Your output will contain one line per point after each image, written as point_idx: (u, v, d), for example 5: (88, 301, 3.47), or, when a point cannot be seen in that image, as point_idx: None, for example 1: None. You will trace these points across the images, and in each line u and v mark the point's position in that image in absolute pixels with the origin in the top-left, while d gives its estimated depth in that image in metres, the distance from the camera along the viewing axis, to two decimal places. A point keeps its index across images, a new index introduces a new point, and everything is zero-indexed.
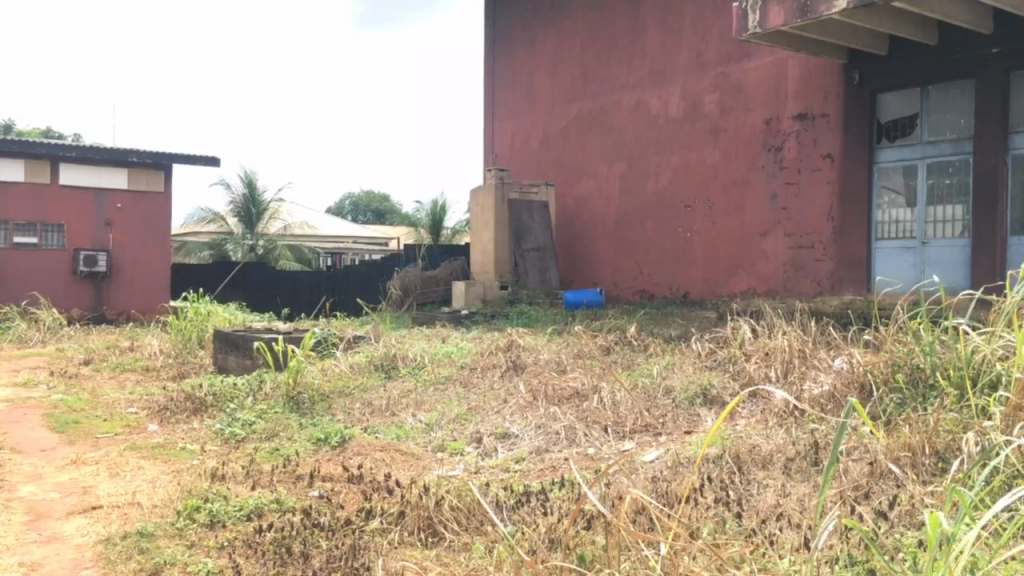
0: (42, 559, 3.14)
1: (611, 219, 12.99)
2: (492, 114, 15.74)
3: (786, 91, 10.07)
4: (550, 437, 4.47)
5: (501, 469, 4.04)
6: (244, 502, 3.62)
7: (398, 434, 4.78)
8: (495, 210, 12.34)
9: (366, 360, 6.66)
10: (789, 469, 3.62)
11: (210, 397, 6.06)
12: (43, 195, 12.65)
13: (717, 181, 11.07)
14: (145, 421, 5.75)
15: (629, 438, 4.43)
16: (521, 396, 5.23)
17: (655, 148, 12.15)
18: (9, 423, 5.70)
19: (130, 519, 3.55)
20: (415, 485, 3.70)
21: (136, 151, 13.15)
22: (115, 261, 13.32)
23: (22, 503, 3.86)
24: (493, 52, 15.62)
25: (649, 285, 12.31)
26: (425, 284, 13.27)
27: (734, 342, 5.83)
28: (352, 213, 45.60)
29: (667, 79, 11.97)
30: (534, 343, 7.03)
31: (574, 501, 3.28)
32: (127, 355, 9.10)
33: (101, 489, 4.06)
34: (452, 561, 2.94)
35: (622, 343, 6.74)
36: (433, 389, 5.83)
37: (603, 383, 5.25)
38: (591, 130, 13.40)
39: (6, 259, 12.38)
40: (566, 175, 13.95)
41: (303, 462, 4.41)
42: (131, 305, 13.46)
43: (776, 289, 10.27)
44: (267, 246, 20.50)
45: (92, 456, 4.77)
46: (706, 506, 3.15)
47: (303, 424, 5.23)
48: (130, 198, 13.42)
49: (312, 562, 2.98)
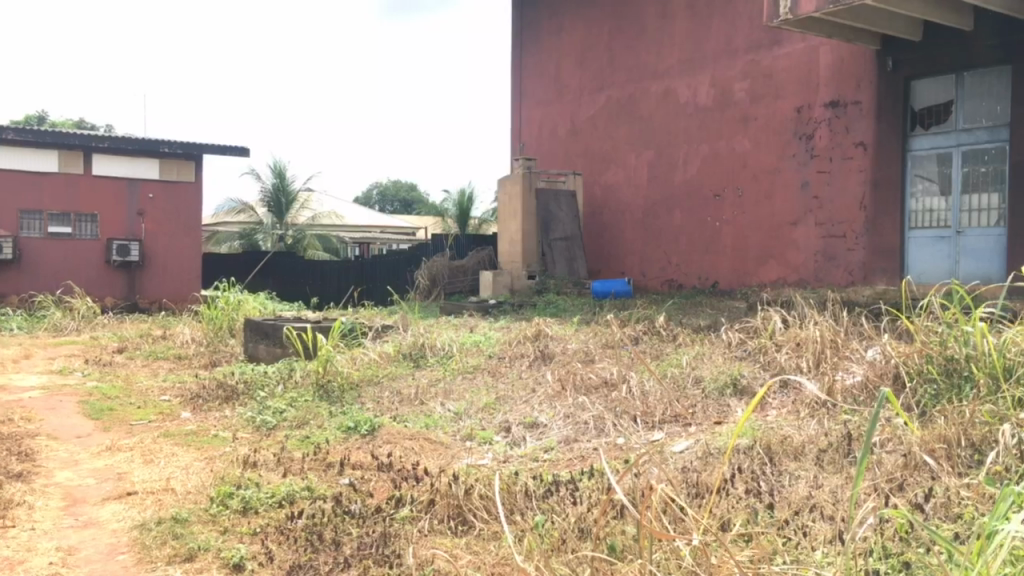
0: (78, 543, 3.20)
1: (638, 209, 12.94)
2: (519, 103, 15.71)
3: (818, 79, 9.97)
4: (579, 426, 4.47)
5: (529, 458, 4.05)
6: (275, 489, 3.66)
7: (427, 422, 4.82)
8: (523, 200, 12.32)
9: (395, 349, 6.70)
10: (821, 460, 3.58)
11: (241, 384, 6.14)
12: (76, 186, 12.82)
13: (747, 170, 10.99)
14: (178, 408, 5.83)
15: (658, 428, 4.42)
16: (549, 385, 5.25)
17: (684, 137, 12.07)
18: (45, 410, 5.80)
19: (164, 504, 3.61)
20: (444, 473, 3.72)
21: (167, 141, 13.25)
22: (148, 251, 13.48)
23: (58, 489, 3.93)
24: (520, 41, 15.58)
25: (677, 274, 12.25)
26: (453, 274, 13.28)
27: (765, 333, 5.79)
28: (380, 203, 45.85)
29: (696, 66, 11.88)
30: (562, 332, 7.04)
31: (604, 491, 3.28)
32: (160, 343, 9.23)
33: (136, 475, 4.12)
34: (481, 549, 2.96)
35: (651, 332, 6.72)
36: (462, 377, 5.88)
37: (631, 372, 5.23)
38: (619, 119, 13.33)
39: (41, 249, 12.58)
40: (593, 164, 13.90)
41: (333, 449, 4.44)
42: (163, 294, 13.61)
43: (806, 278, 10.19)
44: (296, 237, 20.67)
45: (127, 442, 4.84)
46: (737, 497, 3.15)
47: (333, 412, 5.28)
48: (161, 188, 13.56)
49: (344, 549, 3.01)
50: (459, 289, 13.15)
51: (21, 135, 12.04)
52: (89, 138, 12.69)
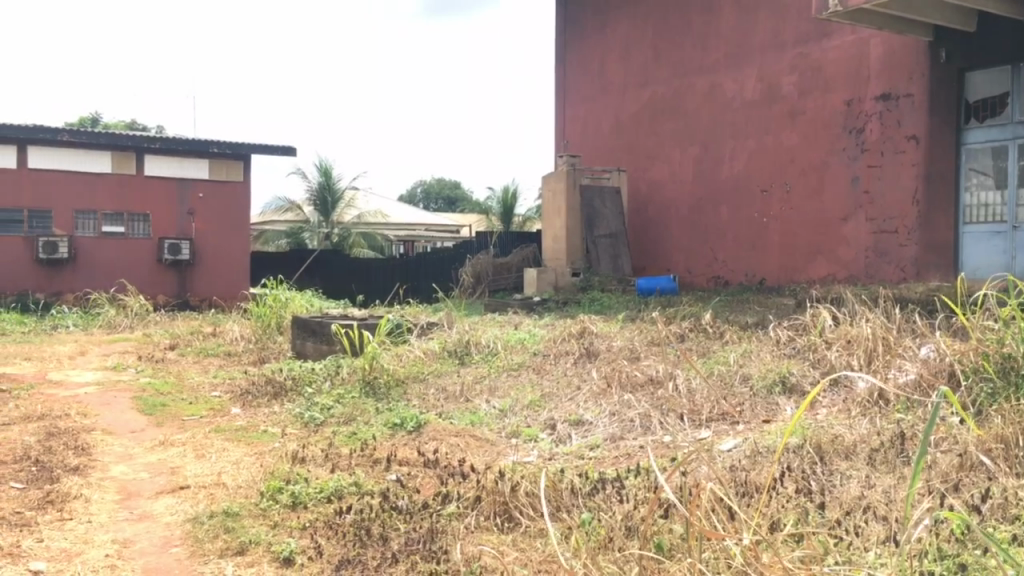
0: (133, 536, 3.27)
1: (684, 205, 12.84)
2: (563, 100, 15.67)
3: (868, 71, 9.78)
4: (625, 424, 4.45)
5: (575, 455, 4.04)
6: (324, 485, 3.70)
7: (473, 419, 4.84)
8: (567, 197, 12.28)
9: (440, 347, 6.74)
10: (873, 460, 3.52)
11: (289, 381, 6.22)
12: (129, 186, 13.11)
13: (795, 165, 10.83)
14: (228, 404, 5.94)
15: (705, 427, 4.38)
16: (594, 382, 5.23)
17: (730, 132, 11.93)
18: (101, 405, 5.94)
19: (216, 498, 3.68)
20: (490, 470, 3.73)
21: (216, 141, 13.48)
22: (198, 249, 13.72)
23: (114, 482, 4.02)
24: (565, 37, 15.53)
25: (724, 271, 12.12)
26: (497, 271, 13.29)
27: (814, 330, 5.72)
28: (424, 200, 46.12)
29: (743, 60, 11.74)
30: (607, 329, 7.01)
31: (651, 489, 3.26)
32: (210, 340, 9.40)
33: (188, 469, 4.20)
34: (528, 546, 2.97)
35: (698, 329, 6.66)
36: (507, 374, 5.89)
37: (678, 369, 5.20)
38: (664, 115, 13.22)
39: (95, 249, 12.89)
40: (638, 160, 13.81)
41: (380, 446, 4.48)
42: (213, 293, 13.85)
43: (856, 275, 10.00)
44: (342, 235, 20.92)
45: (179, 437, 4.94)
46: (787, 497, 3.10)
47: (379, 408, 5.32)
48: (211, 188, 13.79)
49: (392, 544, 3.04)
50: (503, 286, 13.16)
51: (76, 137, 12.39)
52: (141, 139, 12.98)
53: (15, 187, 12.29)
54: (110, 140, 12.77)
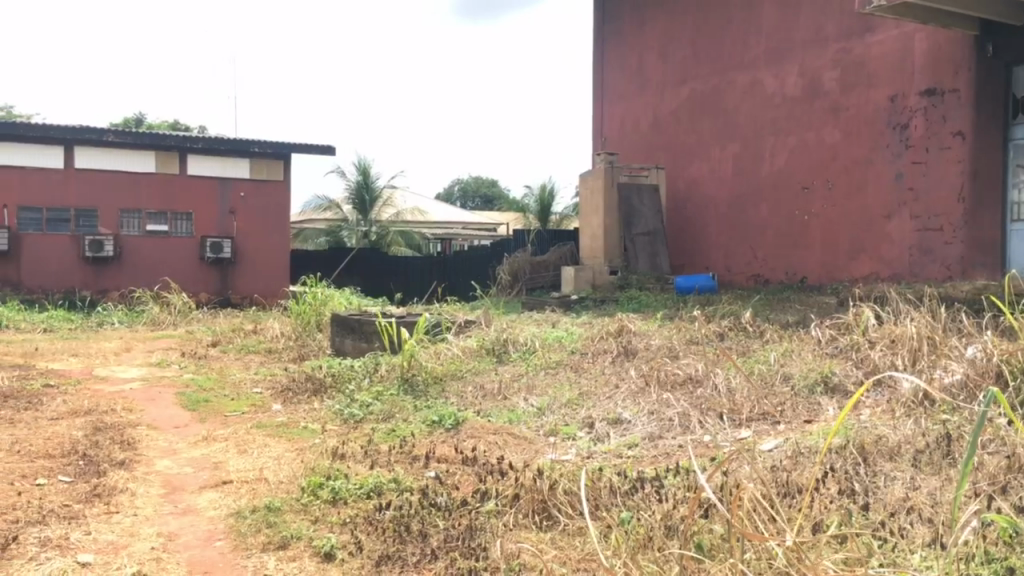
0: (178, 530, 3.33)
1: (723, 203, 12.73)
2: (601, 97, 15.62)
3: (912, 66, 9.60)
4: (664, 424, 4.42)
5: (613, 454, 4.03)
6: (363, 481, 3.74)
7: (511, 417, 4.84)
8: (604, 195, 12.24)
9: (478, 345, 6.75)
10: (918, 461, 3.46)
11: (329, 377, 6.27)
12: (173, 186, 13.33)
13: (837, 162, 10.69)
14: (269, 400, 6.02)
15: (745, 426, 4.33)
16: (633, 381, 5.20)
17: (770, 128, 11.81)
18: (146, 401, 6.05)
19: (258, 493, 3.73)
20: (528, 468, 3.73)
21: (258, 141, 13.65)
22: (240, 248, 13.88)
23: (158, 476, 4.10)
24: (603, 34, 15.47)
25: (764, 269, 12.00)
26: (535, 269, 13.28)
27: (856, 330, 5.65)
28: (461, 199, 46.24)
29: (784, 56, 11.60)
30: (645, 327, 6.98)
31: (690, 489, 3.24)
32: (251, 338, 9.53)
33: (231, 464, 4.26)
34: (566, 545, 2.97)
35: (738, 328, 6.60)
36: (544, 373, 5.88)
37: (718, 368, 5.16)
38: (703, 111, 13.11)
39: (139, 247, 13.13)
40: (676, 158, 13.73)
41: (419, 443, 4.51)
42: (255, 289, 14.01)
43: (899, 273, 9.83)
44: (379, 233, 21.02)
45: (222, 433, 5.01)
46: (829, 497, 3.06)
47: (418, 405, 5.35)
48: (253, 186, 13.96)
49: (431, 540, 3.06)
50: (540, 284, 13.15)
51: (121, 137, 12.64)
52: (184, 139, 13.20)
53: (63, 187, 12.58)
54: (154, 140, 13.01)
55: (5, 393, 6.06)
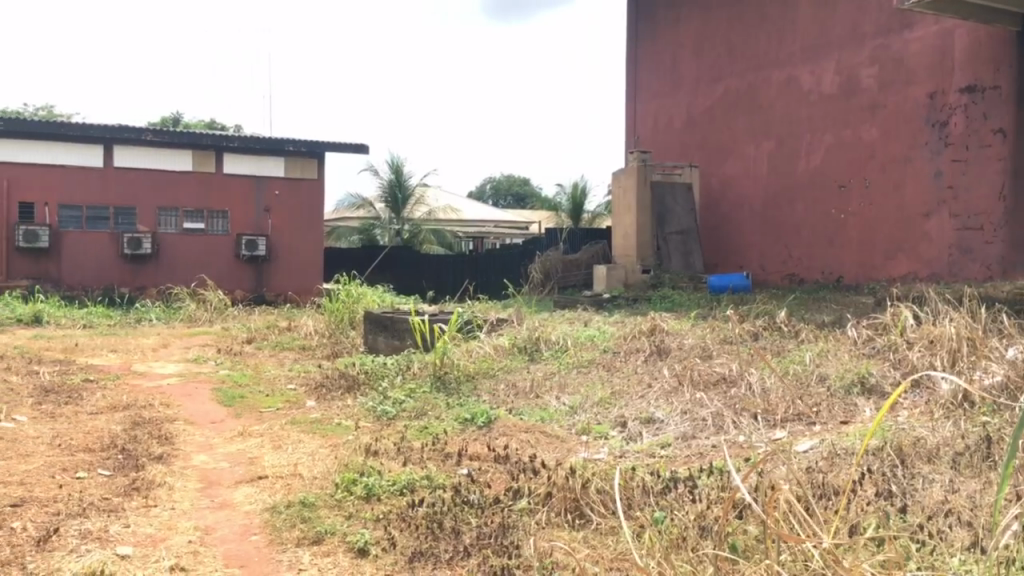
0: (215, 524, 3.37)
1: (758, 201, 12.62)
2: (634, 95, 15.55)
3: (952, 62, 9.45)
4: (697, 423, 4.40)
5: (646, 453, 4.01)
6: (397, 477, 3.76)
7: (543, 416, 4.84)
8: (637, 193, 12.18)
9: (510, 343, 6.75)
10: (957, 463, 3.41)
11: (362, 374, 6.32)
12: (209, 184, 13.50)
13: (875, 160, 10.55)
14: (303, 397, 6.07)
15: (780, 427, 4.30)
16: (666, 380, 5.18)
17: (806, 126, 11.69)
18: (183, 396, 6.13)
19: (293, 489, 3.77)
20: (560, 466, 3.73)
21: (292, 141, 13.79)
22: (274, 245, 14.02)
23: (196, 471, 4.16)
24: (636, 31, 15.39)
25: (799, 268, 11.88)
26: (567, 268, 13.25)
27: (894, 330, 5.58)
28: (493, 197, 46.27)
29: (820, 53, 11.47)
30: (678, 327, 6.94)
31: (724, 490, 3.22)
32: (285, 335, 9.63)
33: (266, 460, 4.31)
34: (599, 544, 2.97)
35: (772, 327, 6.54)
36: (576, 372, 5.87)
37: (752, 368, 5.12)
38: (737, 109, 13.01)
39: (176, 245, 13.31)
40: (710, 156, 13.63)
41: (451, 440, 4.52)
42: (289, 287, 14.14)
43: (938, 272, 9.68)
44: (412, 231, 21.06)
45: (257, 429, 5.07)
46: (866, 500, 3.03)
47: (450, 403, 5.37)
48: (287, 185, 14.09)
49: (464, 537, 3.07)
50: (573, 283, 13.12)
51: (158, 136, 12.83)
52: (220, 138, 13.37)
53: (102, 185, 12.78)
54: (191, 139, 13.19)
55: (46, 387, 6.19)
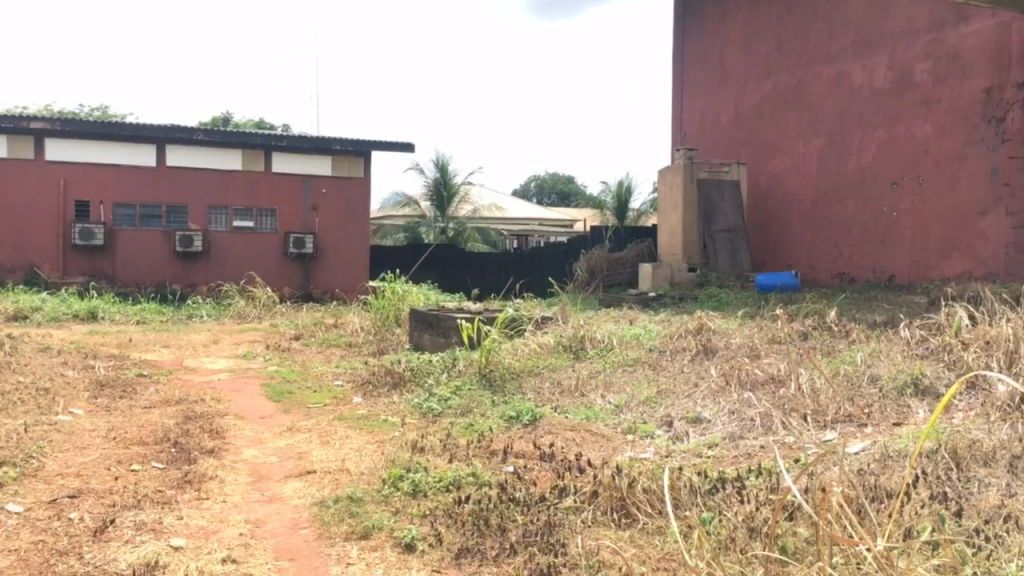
0: (265, 517, 3.43)
1: (807, 198, 12.43)
2: (681, 92, 15.43)
3: (1009, 56, 9.22)
4: (745, 424, 4.35)
5: (693, 454, 3.98)
6: (443, 474, 3.78)
7: (588, 414, 4.83)
8: (684, 191, 12.09)
9: (555, 341, 6.74)
10: (1014, 467, 3.33)
11: (408, 371, 6.37)
12: (258, 183, 13.70)
13: (928, 156, 10.33)
14: (350, 393, 6.14)
15: (830, 428, 4.23)
16: (713, 379, 5.13)
17: (857, 122, 11.48)
18: (232, 391, 6.24)
19: (341, 483, 3.81)
20: (606, 465, 3.71)
21: (339, 140, 13.93)
22: (322, 243, 14.18)
23: (246, 465, 4.23)
24: (683, 27, 15.26)
25: (849, 267, 11.68)
26: (612, 266, 13.19)
27: (948, 330, 5.48)
28: (537, 196, 46.21)
29: (872, 48, 11.25)
30: (725, 326, 6.87)
31: (772, 491, 3.18)
32: (331, 332, 9.74)
33: (314, 455, 4.37)
34: (645, 543, 2.96)
35: (822, 328, 6.44)
36: (622, 370, 5.84)
37: (801, 368, 5.05)
38: (787, 105, 12.83)
39: (226, 243, 13.53)
40: (758, 153, 13.46)
41: (497, 438, 4.54)
42: (335, 285, 14.28)
43: (994, 271, 9.45)
44: (457, 229, 21.09)
45: (306, 424, 5.14)
46: (920, 502, 2.97)
47: (495, 401, 5.38)
48: (334, 184, 14.23)
49: (509, 535, 3.07)
50: (618, 282, 13.06)
51: (209, 136, 13.06)
52: (269, 137, 13.56)
53: (154, 184, 13.05)
54: (241, 139, 13.40)
55: (102, 382, 6.35)
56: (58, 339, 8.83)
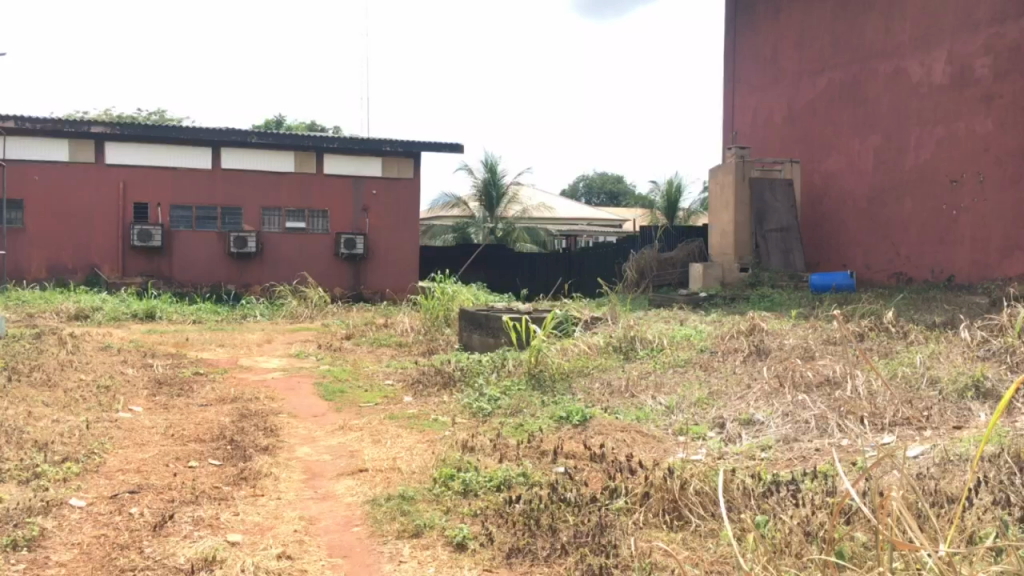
0: (318, 514, 3.47)
1: (862, 197, 12.20)
2: (732, 90, 15.27)
3: None
4: (799, 426, 4.28)
5: (746, 456, 3.93)
6: (493, 473, 3.79)
7: (639, 415, 4.80)
8: (735, 190, 11.95)
9: (605, 341, 6.72)
10: None
11: (458, 372, 6.40)
12: (310, 185, 13.89)
13: (990, 153, 10.09)
14: (401, 392, 6.19)
15: (888, 431, 4.14)
16: (766, 381, 5.06)
17: (915, 118, 11.24)
18: (286, 390, 6.34)
19: (393, 482, 3.85)
20: (658, 466, 3.69)
21: (388, 141, 14.05)
22: (372, 244, 14.30)
23: (299, 462, 4.29)
24: (735, 24, 15.09)
25: (906, 267, 11.43)
26: (663, 266, 13.09)
27: (1011, 332, 5.33)
28: (586, 195, 46.02)
29: (930, 43, 11.01)
30: (778, 327, 6.77)
31: (828, 494, 3.13)
32: (382, 331, 9.84)
33: (365, 454, 4.41)
34: (698, 546, 2.93)
35: (879, 328, 6.31)
36: (673, 371, 5.80)
37: (857, 370, 4.96)
38: (841, 102, 12.60)
39: (279, 244, 13.74)
40: (812, 151, 13.25)
41: (547, 438, 4.54)
42: (385, 285, 14.39)
43: None
44: (506, 229, 21.09)
45: (357, 423, 5.20)
46: (982, 508, 2.90)
47: (545, 401, 5.38)
48: (384, 185, 14.35)
49: (560, 535, 3.07)
50: (668, 282, 12.97)
51: (263, 138, 13.34)
52: (321, 139, 13.74)
53: (210, 186, 13.31)
54: (293, 141, 13.60)
55: (160, 380, 6.49)
56: (118, 338, 9.05)
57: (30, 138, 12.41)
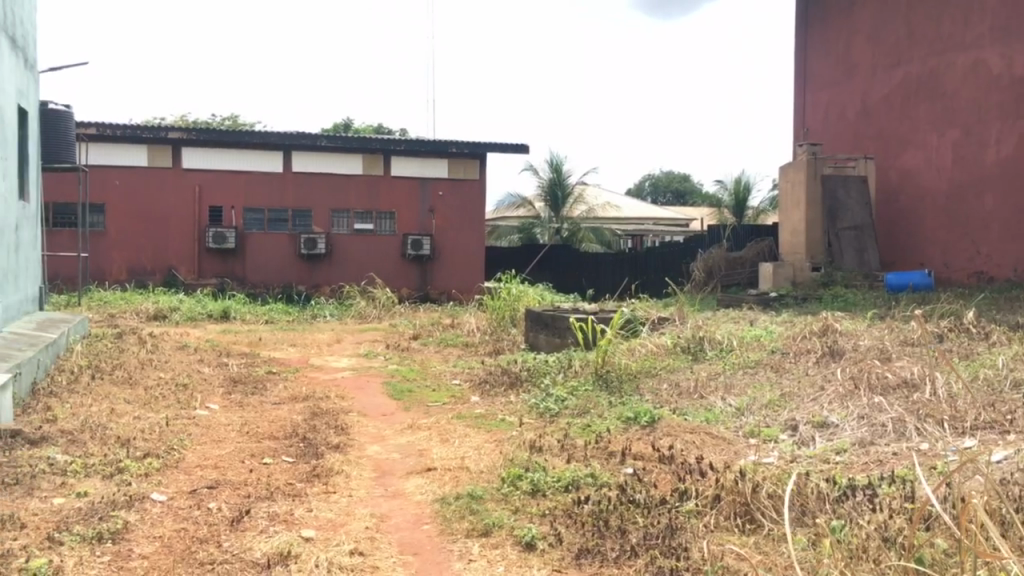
0: (389, 512, 3.52)
1: (940, 194, 11.85)
2: (803, 85, 14.97)
3: None
4: (876, 429, 4.17)
5: (820, 459, 3.85)
6: (561, 474, 3.79)
7: (708, 417, 4.74)
8: (807, 187, 11.69)
9: (672, 342, 6.64)
10: None
11: (525, 372, 6.41)
12: (378, 187, 14.08)
13: None
14: (468, 392, 6.23)
15: (970, 435, 3.99)
16: (840, 383, 4.94)
17: (997, 112, 10.89)
18: (355, 389, 6.44)
19: (461, 481, 3.87)
20: (729, 468, 3.64)
21: (454, 142, 14.15)
22: (439, 245, 14.41)
23: (370, 460, 4.36)
24: (807, 19, 14.77)
25: (987, 266, 11.06)
26: (731, 266, 12.90)
27: None
28: (651, 195, 45.58)
29: (1014, 34, 10.66)
30: (853, 327, 6.61)
31: (906, 500, 3.04)
32: (449, 331, 9.91)
33: (434, 453, 4.45)
34: (771, 550, 2.89)
35: (959, 329, 6.10)
36: (743, 372, 5.71)
37: (936, 372, 4.81)
38: (918, 96, 12.24)
39: (348, 245, 13.95)
40: (887, 147, 12.89)
41: (615, 439, 4.51)
42: (451, 285, 14.49)
43: None
44: (571, 229, 21.05)
45: (425, 422, 5.25)
46: None
47: (613, 402, 5.35)
48: (450, 186, 14.45)
49: (630, 537, 3.05)
50: (737, 282, 12.83)
51: (332, 142, 13.62)
52: (388, 141, 13.90)
53: (281, 189, 13.61)
54: (360, 143, 13.80)
55: (236, 378, 6.65)
56: (193, 338, 9.30)
57: (112, 145, 12.84)
